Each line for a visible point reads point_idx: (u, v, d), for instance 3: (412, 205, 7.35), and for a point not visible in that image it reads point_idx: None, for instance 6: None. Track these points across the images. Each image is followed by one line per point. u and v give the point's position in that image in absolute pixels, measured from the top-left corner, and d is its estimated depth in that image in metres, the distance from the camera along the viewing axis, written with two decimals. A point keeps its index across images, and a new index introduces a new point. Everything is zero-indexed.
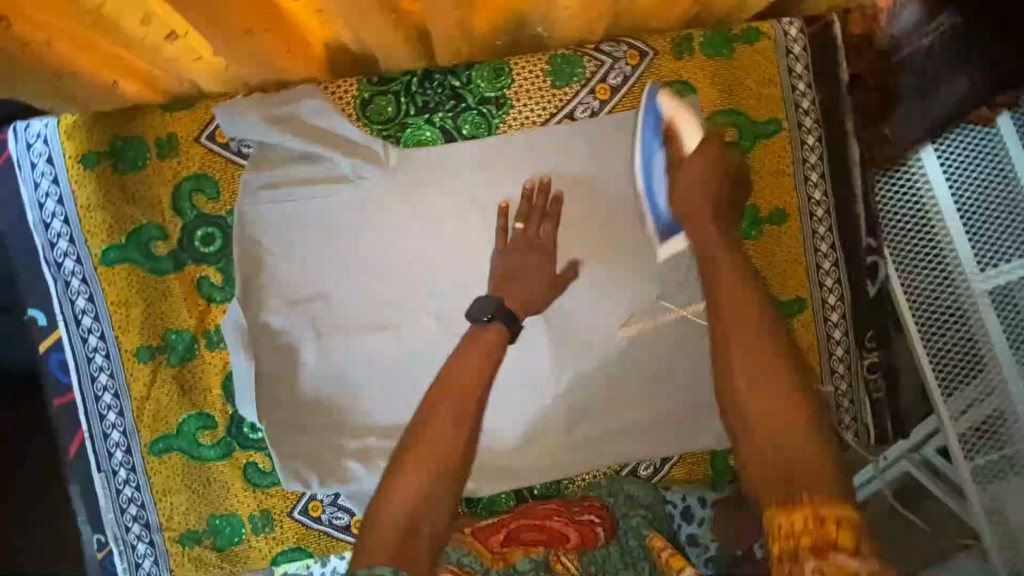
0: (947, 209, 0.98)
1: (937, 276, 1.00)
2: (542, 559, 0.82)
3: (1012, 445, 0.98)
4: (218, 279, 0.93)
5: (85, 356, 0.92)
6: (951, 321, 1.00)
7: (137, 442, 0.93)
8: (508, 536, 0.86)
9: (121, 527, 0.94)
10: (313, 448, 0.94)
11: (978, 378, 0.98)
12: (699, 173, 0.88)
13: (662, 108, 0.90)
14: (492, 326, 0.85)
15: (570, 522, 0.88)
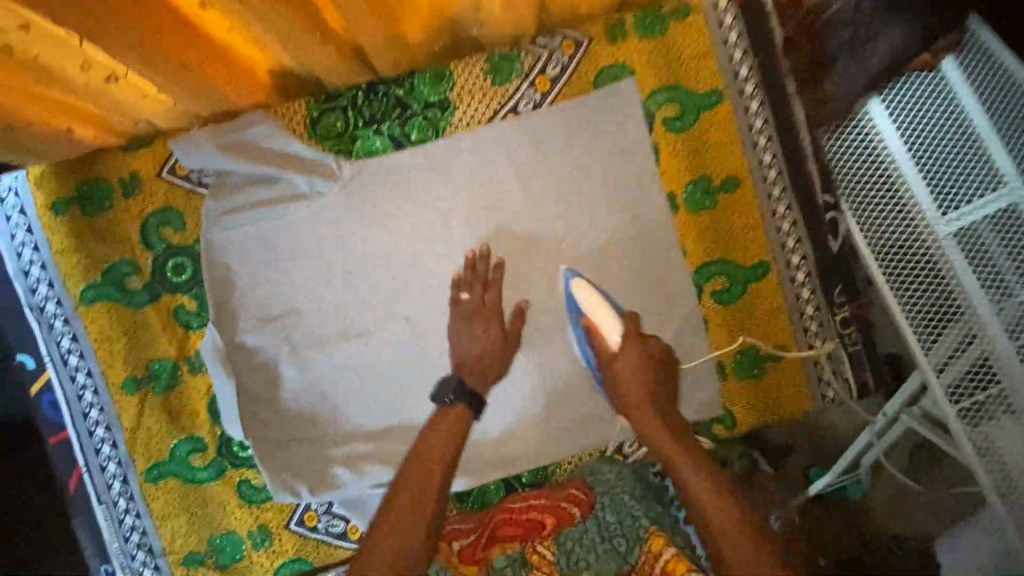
0: (900, 155, 0.96)
1: (899, 223, 0.97)
2: (518, 555, 0.90)
3: (1001, 384, 0.92)
4: (192, 306, 0.97)
5: (75, 394, 0.96)
6: (920, 264, 0.96)
7: (133, 471, 0.97)
8: (487, 536, 0.92)
9: (127, 555, 0.97)
10: (302, 459, 0.97)
11: (954, 320, 0.94)
12: (631, 369, 0.84)
13: (581, 298, 0.89)
14: (454, 405, 0.85)
15: (546, 505, 0.94)
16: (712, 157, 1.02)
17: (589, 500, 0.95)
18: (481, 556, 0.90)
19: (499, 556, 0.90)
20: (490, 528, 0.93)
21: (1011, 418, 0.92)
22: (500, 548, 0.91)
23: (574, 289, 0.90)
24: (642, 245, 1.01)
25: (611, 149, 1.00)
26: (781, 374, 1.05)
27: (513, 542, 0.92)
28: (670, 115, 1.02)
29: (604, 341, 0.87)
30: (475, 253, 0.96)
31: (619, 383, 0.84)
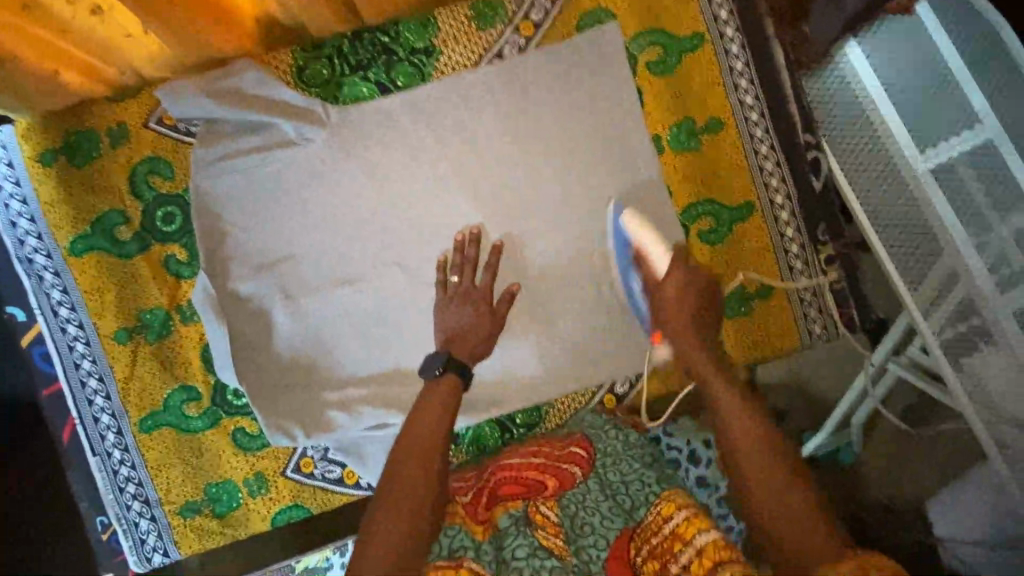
0: (878, 94, 0.98)
1: (878, 161, 0.99)
2: (522, 513, 0.88)
3: (982, 316, 0.94)
4: (184, 256, 0.97)
5: (67, 346, 0.96)
6: (899, 201, 0.98)
7: (127, 422, 0.97)
8: (487, 499, 0.90)
9: (122, 506, 0.97)
10: (297, 405, 0.97)
11: (935, 255, 0.96)
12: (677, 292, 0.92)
13: (628, 229, 0.96)
14: (444, 377, 0.88)
15: (546, 466, 0.94)
16: (695, 99, 1.04)
17: (589, 461, 0.95)
18: (485, 517, 0.87)
19: (504, 516, 0.87)
20: (488, 489, 0.91)
21: (992, 348, 0.93)
22: (503, 508, 0.88)
23: (623, 221, 0.97)
24: (628, 187, 1.02)
25: (596, 94, 1.01)
26: (767, 312, 1.07)
27: (515, 501, 0.89)
28: (653, 58, 1.03)
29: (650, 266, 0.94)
30: (466, 235, 0.97)
31: (663, 300, 0.92)
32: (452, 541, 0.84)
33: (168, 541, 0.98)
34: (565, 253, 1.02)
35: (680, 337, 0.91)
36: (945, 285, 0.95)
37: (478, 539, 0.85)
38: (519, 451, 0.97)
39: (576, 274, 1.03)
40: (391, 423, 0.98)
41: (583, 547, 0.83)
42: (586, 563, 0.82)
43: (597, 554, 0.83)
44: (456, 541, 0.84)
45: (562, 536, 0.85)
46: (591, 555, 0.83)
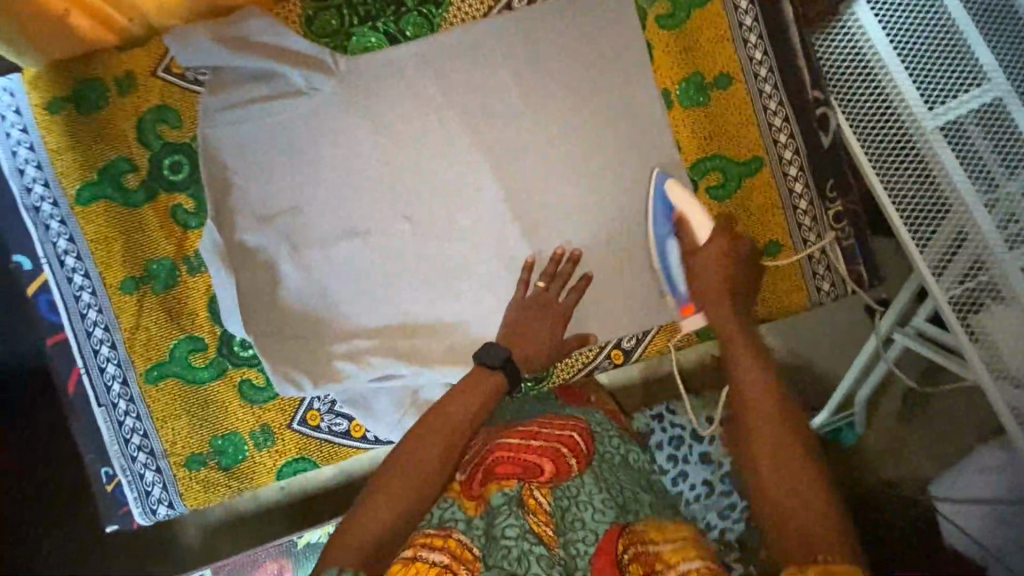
0: (887, 49, 0.96)
1: (886, 117, 0.98)
2: (516, 493, 0.80)
3: (989, 272, 0.94)
4: (191, 206, 0.97)
5: (73, 295, 0.95)
6: (906, 157, 0.97)
7: (133, 372, 0.96)
8: (481, 476, 0.83)
9: (127, 457, 0.96)
10: (305, 354, 0.96)
11: (943, 211, 0.96)
12: (712, 260, 0.97)
13: (673, 197, 1.00)
14: (497, 373, 0.89)
15: (546, 450, 0.85)
16: (705, 54, 1.04)
17: (588, 455, 0.87)
18: (479, 493, 0.82)
19: (496, 492, 0.80)
20: (485, 466, 0.84)
21: (1001, 306, 0.94)
22: (496, 485, 0.81)
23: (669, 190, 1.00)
24: (638, 141, 1.02)
25: (606, 48, 1.01)
26: (776, 269, 1.07)
27: (510, 480, 0.82)
28: (663, 12, 1.03)
29: (689, 232, 0.99)
30: (564, 251, 0.99)
31: (697, 261, 0.98)
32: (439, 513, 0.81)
33: (173, 492, 0.97)
34: (574, 210, 1.02)
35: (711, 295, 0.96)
36: (954, 243, 0.95)
37: (470, 511, 0.80)
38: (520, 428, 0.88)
39: (587, 230, 1.02)
40: (399, 374, 0.97)
41: (571, 542, 0.77)
42: (571, 558, 0.76)
43: (582, 550, 0.76)
44: (447, 513, 0.80)
45: (554, 526, 0.78)
46: (578, 550, 0.76)
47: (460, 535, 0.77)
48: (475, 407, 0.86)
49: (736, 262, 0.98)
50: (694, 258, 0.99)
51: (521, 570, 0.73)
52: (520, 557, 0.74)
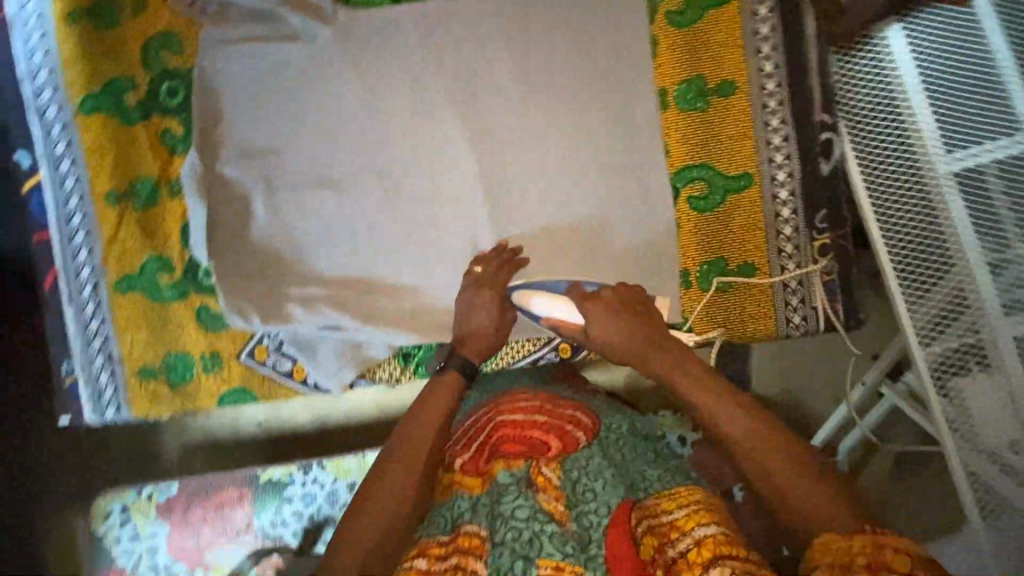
0: (912, 85, 0.91)
1: (900, 157, 0.93)
2: (523, 474, 0.84)
3: (980, 334, 0.92)
4: (180, 132, 1.02)
5: (62, 199, 1.00)
6: (913, 202, 0.94)
7: (104, 280, 1.01)
8: (488, 452, 0.88)
9: (87, 358, 1.02)
10: (261, 291, 0.99)
11: (942, 265, 0.93)
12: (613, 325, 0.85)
13: (536, 307, 0.91)
14: (447, 371, 0.89)
15: (551, 427, 0.90)
16: (711, 58, 1.00)
17: (594, 431, 0.92)
18: (483, 470, 0.86)
19: (504, 471, 0.84)
20: (491, 444, 0.89)
21: (984, 373, 0.93)
22: (504, 464, 0.85)
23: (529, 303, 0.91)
24: (626, 139, 1.00)
25: (607, 37, 0.99)
26: (746, 292, 1.02)
27: (517, 460, 0.86)
28: (674, 9, 1.00)
29: (571, 328, 0.90)
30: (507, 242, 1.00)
31: (603, 345, 0.86)
32: (454, 512, 0.81)
33: (122, 398, 1.03)
34: (549, 197, 1.01)
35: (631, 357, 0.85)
36: (950, 303, 0.93)
37: (473, 492, 0.83)
38: (525, 404, 0.93)
39: (557, 217, 1.01)
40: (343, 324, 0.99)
41: (583, 514, 0.79)
42: (585, 530, 0.78)
43: (596, 522, 0.78)
44: (456, 510, 0.81)
45: (564, 501, 0.81)
46: (591, 522, 0.78)
47: (471, 528, 0.78)
48: (440, 422, 0.85)
49: (613, 302, 0.87)
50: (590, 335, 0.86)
51: (534, 551, 0.75)
52: (531, 538, 0.75)
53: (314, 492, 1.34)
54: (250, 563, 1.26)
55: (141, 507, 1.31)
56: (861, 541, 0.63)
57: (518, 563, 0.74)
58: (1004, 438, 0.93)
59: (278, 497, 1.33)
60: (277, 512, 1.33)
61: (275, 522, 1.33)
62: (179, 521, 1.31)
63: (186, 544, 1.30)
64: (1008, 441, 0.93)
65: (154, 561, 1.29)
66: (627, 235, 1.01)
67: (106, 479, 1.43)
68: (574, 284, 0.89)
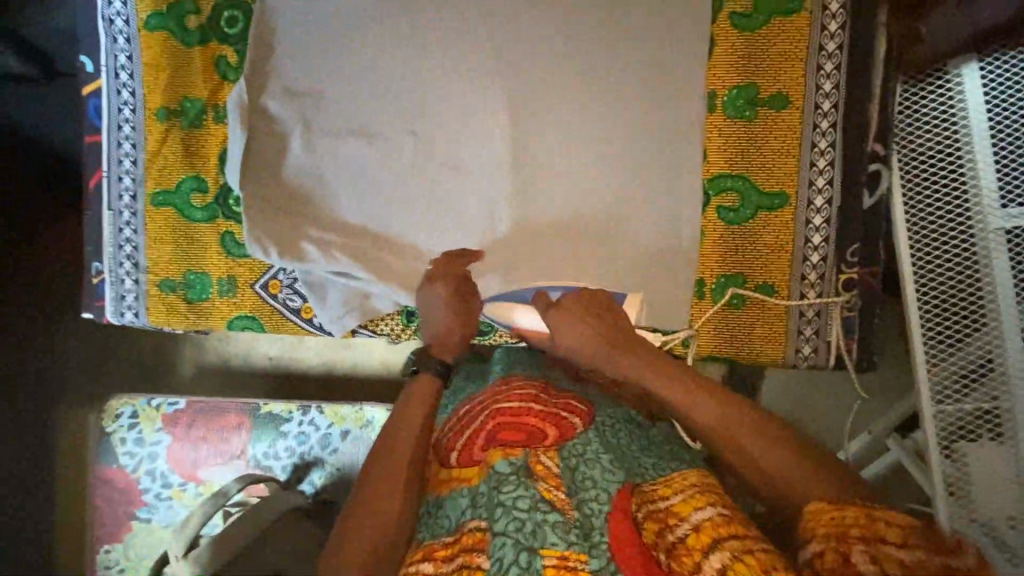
0: (978, 131, 0.86)
1: (950, 204, 0.90)
2: (522, 463, 0.79)
3: (998, 398, 0.90)
4: (233, 60, 1.04)
5: (117, 107, 1.06)
6: (954, 253, 0.90)
7: (143, 190, 1.06)
8: (483, 441, 0.84)
9: (116, 261, 1.07)
10: (281, 226, 1.01)
11: (971, 322, 0.90)
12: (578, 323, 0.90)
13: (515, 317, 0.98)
14: (421, 378, 0.94)
15: (547, 415, 0.86)
16: (767, 67, 0.97)
17: (589, 416, 0.89)
18: (479, 460, 0.82)
19: (501, 460, 0.79)
20: (486, 433, 0.84)
21: (992, 443, 0.91)
22: (502, 453, 0.80)
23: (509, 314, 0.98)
24: (666, 136, 0.97)
25: (663, 29, 0.96)
26: (759, 313, 1.00)
27: (513, 449, 0.81)
28: (740, 10, 0.97)
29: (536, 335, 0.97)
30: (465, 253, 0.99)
31: (571, 351, 0.90)
32: (457, 513, 0.79)
33: (141, 305, 1.08)
34: (575, 183, 1.00)
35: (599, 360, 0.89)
36: (974, 366, 0.90)
37: (473, 484, 0.80)
38: (521, 392, 0.90)
39: (580, 204, 1.00)
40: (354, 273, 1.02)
41: (585, 501, 0.75)
42: (586, 518, 0.74)
43: (598, 509, 0.75)
44: (460, 512, 0.79)
45: (565, 489, 0.77)
46: (592, 510, 0.75)
47: (473, 524, 0.76)
48: (422, 423, 0.90)
49: (579, 307, 0.91)
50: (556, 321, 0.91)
51: (538, 541, 0.71)
52: (534, 529, 0.72)
53: (309, 433, 1.40)
54: (235, 485, 1.31)
55: (149, 416, 1.38)
56: (854, 512, 0.62)
57: (522, 555, 0.70)
58: (1002, 511, 0.91)
59: (275, 430, 1.39)
60: (272, 445, 1.40)
61: (268, 454, 1.39)
62: (181, 435, 1.38)
63: (183, 458, 1.37)
64: (1007, 515, 0.91)
65: (153, 467, 1.37)
66: (650, 234, 0.99)
67: (126, 380, 1.54)
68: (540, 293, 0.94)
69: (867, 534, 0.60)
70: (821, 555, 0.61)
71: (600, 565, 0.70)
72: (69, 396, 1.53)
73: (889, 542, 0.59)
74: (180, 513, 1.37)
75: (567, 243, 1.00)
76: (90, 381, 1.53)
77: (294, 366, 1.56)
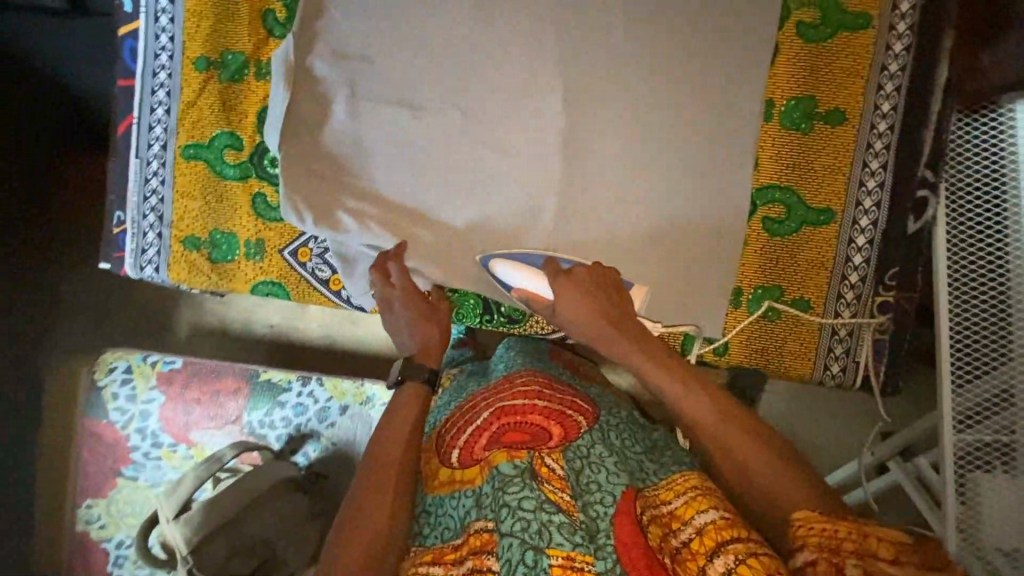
0: None
1: (991, 237, 0.90)
2: (527, 465, 0.83)
3: (1014, 433, 0.91)
4: (281, 16, 1.00)
5: (153, 52, 1.01)
6: (987, 286, 0.91)
7: (174, 142, 1.02)
8: (486, 440, 0.87)
9: (140, 213, 1.04)
10: (319, 191, 0.98)
11: (997, 356, 0.91)
12: (574, 303, 0.87)
13: (513, 276, 0.95)
14: (407, 386, 0.94)
15: (552, 412, 0.88)
16: (827, 81, 0.95)
17: (593, 416, 0.91)
18: (483, 459, 0.86)
19: (505, 462, 0.83)
20: (491, 432, 0.87)
21: (1006, 476, 0.91)
22: (506, 455, 0.84)
23: (507, 271, 0.95)
24: (717, 142, 0.96)
25: (728, 30, 0.95)
26: (792, 328, 0.99)
27: (518, 450, 0.84)
28: (807, 20, 0.95)
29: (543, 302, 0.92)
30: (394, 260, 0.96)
31: (570, 322, 0.89)
32: (462, 511, 0.84)
33: (162, 260, 1.04)
34: (622, 179, 0.98)
35: (608, 340, 0.88)
36: (995, 397, 0.91)
37: (477, 480, 0.85)
38: (525, 388, 0.90)
39: (622, 202, 0.98)
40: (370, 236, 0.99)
41: (589, 505, 0.79)
42: (592, 520, 0.78)
43: (603, 512, 0.78)
44: (465, 509, 0.84)
45: (569, 491, 0.81)
46: (597, 512, 0.78)
47: (479, 525, 0.81)
48: (410, 426, 0.92)
49: (582, 283, 0.88)
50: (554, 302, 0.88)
51: (544, 541, 0.74)
52: (540, 529, 0.74)
53: (307, 405, 1.37)
54: (230, 452, 1.25)
55: (143, 372, 1.35)
56: (847, 527, 0.65)
57: (528, 554, 0.73)
58: (1005, 542, 0.92)
59: (273, 399, 1.36)
60: (268, 414, 1.36)
61: (263, 423, 1.36)
62: (175, 395, 1.35)
63: (176, 418, 1.34)
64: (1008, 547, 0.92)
65: (143, 426, 1.34)
66: (691, 239, 0.98)
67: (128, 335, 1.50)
68: (550, 261, 0.91)
69: (860, 549, 0.63)
70: (813, 564, 0.64)
71: (605, 567, 0.72)
72: (73, 342, 1.51)
73: (882, 558, 0.62)
74: (168, 474, 1.34)
75: (607, 239, 0.99)
76: (96, 331, 1.52)
77: (293, 336, 1.54)
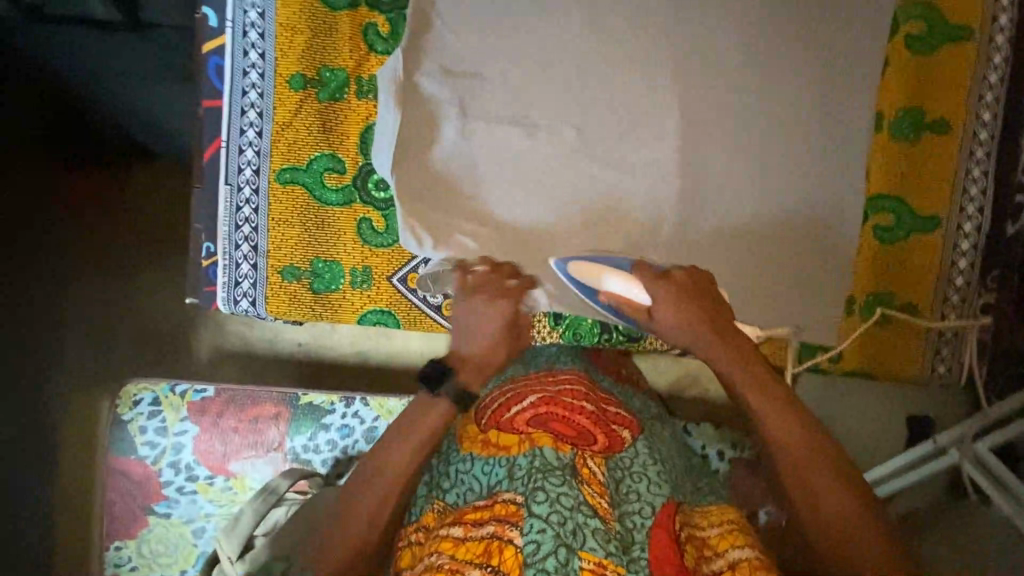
0: None
1: None
2: (569, 461, 0.78)
3: None
4: (383, 31, 0.95)
5: (242, 70, 0.93)
6: None
7: (268, 166, 0.95)
8: (530, 425, 0.83)
9: (231, 244, 0.96)
10: (435, 215, 0.94)
11: None
12: (674, 311, 0.82)
13: (591, 280, 0.87)
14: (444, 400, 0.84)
15: (599, 421, 0.86)
16: (933, 92, 0.98)
17: (637, 428, 0.89)
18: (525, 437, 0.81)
19: (550, 447, 0.78)
20: (537, 416, 0.84)
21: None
22: (552, 441, 0.79)
23: (585, 274, 0.87)
24: (829, 151, 0.97)
25: (842, 31, 0.95)
26: (899, 331, 1.03)
27: (562, 443, 0.81)
28: (913, 32, 0.98)
29: (636, 308, 0.85)
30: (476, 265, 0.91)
31: (667, 330, 0.84)
32: (491, 480, 0.79)
33: (260, 293, 0.98)
34: (736, 192, 0.98)
35: (702, 347, 0.84)
36: None
37: (511, 454, 0.80)
38: (572, 386, 0.89)
39: (727, 210, 0.98)
40: (466, 252, 0.93)
41: (627, 514, 0.76)
42: (627, 531, 0.73)
43: (640, 524, 0.75)
44: (493, 479, 0.79)
45: (608, 498, 0.76)
46: (635, 523, 0.75)
47: (507, 495, 0.75)
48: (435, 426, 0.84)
49: (682, 287, 0.83)
50: (654, 311, 0.83)
51: (577, 542, 0.68)
52: (575, 529, 0.69)
53: (353, 427, 1.16)
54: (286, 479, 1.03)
55: (172, 404, 1.13)
56: None
57: (560, 550, 0.67)
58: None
59: (317, 422, 1.15)
60: (312, 437, 1.15)
61: (308, 447, 1.15)
62: (209, 426, 1.13)
63: (212, 449, 1.12)
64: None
65: (176, 459, 1.12)
66: (802, 242, 0.98)
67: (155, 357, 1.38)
68: (639, 266, 0.85)
69: None
70: None
71: None
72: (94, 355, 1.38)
73: None
74: (205, 509, 1.12)
75: (724, 251, 0.98)
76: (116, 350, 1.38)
77: (322, 356, 1.39)
